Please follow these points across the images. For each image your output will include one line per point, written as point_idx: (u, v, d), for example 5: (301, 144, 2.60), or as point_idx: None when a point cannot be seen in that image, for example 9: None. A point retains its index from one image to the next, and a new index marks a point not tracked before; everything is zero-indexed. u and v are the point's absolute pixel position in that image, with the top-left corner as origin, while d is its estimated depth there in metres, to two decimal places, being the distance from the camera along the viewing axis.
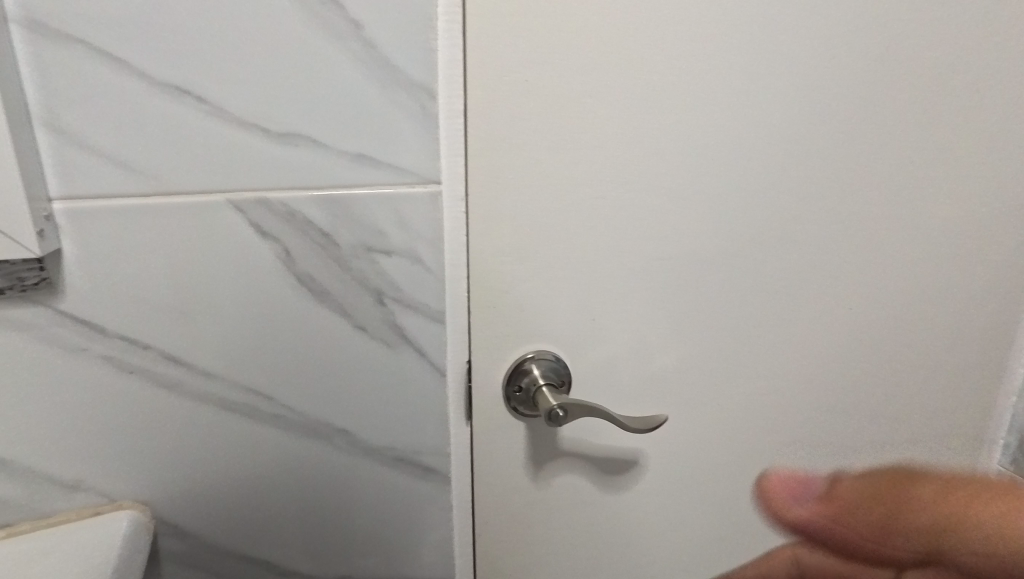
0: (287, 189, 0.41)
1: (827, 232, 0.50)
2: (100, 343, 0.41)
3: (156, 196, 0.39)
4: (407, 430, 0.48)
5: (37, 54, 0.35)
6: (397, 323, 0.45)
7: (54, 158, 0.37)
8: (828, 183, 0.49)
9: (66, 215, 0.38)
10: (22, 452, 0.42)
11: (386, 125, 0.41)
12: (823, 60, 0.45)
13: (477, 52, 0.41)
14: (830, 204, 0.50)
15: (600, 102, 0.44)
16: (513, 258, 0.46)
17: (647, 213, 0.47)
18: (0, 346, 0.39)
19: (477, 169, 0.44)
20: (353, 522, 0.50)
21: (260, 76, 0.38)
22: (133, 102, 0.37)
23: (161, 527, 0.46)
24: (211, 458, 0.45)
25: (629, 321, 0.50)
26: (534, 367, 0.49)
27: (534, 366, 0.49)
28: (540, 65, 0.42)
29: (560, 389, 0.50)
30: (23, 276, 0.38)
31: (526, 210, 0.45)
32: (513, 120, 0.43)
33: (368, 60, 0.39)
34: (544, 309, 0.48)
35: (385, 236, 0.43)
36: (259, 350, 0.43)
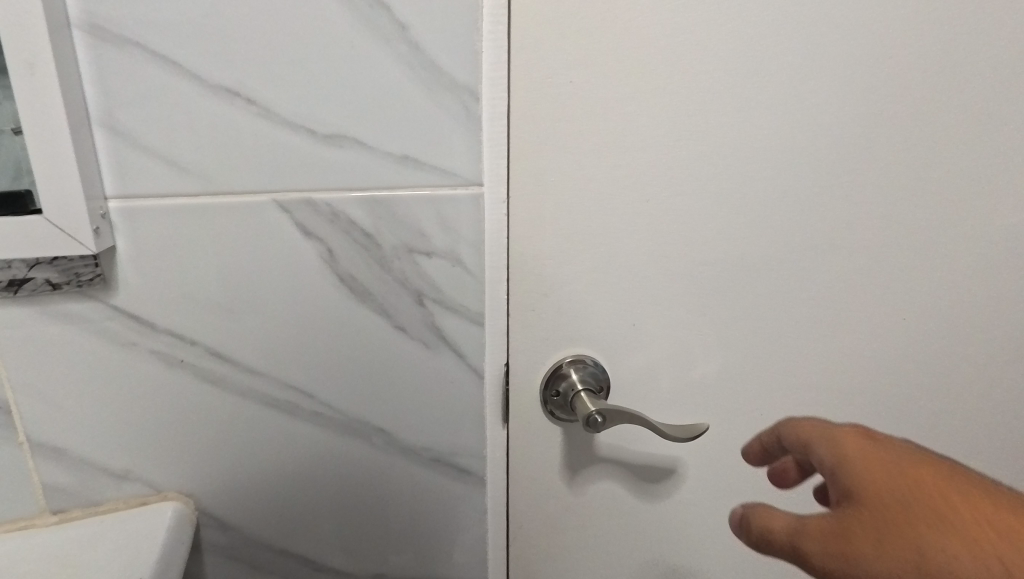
0: (331, 189, 0.41)
1: (881, 240, 0.49)
2: (151, 338, 0.42)
3: (206, 195, 0.40)
4: (444, 430, 0.48)
5: (97, 58, 0.36)
6: (437, 324, 0.45)
7: (111, 160, 0.38)
8: (882, 189, 0.47)
9: (122, 213, 0.39)
10: (75, 442, 0.43)
11: (430, 127, 0.41)
12: (880, 61, 0.43)
13: (522, 54, 0.41)
14: (884, 210, 0.48)
15: (645, 104, 0.43)
16: (553, 262, 0.46)
17: (691, 217, 0.46)
18: (58, 339, 0.41)
19: (519, 171, 0.43)
20: (390, 520, 0.50)
21: (308, 78, 0.39)
22: (186, 103, 0.38)
23: (203, 519, 0.47)
24: (253, 453, 0.46)
25: (670, 327, 0.49)
26: (572, 372, 0.48)
27: (572, 370, 0.48)
28: (585, 67, 0.42)
29: (598, 395, 0.49)
30: (79, 272, 0.39)
31: (568, 213, 0.45)
32: (557, 122, 0.43)
33: (413, 62, 0.40)
34: (583, 312, 0.48)
35: (426, 237, 0.43)
36: (302, 348, 0.44)
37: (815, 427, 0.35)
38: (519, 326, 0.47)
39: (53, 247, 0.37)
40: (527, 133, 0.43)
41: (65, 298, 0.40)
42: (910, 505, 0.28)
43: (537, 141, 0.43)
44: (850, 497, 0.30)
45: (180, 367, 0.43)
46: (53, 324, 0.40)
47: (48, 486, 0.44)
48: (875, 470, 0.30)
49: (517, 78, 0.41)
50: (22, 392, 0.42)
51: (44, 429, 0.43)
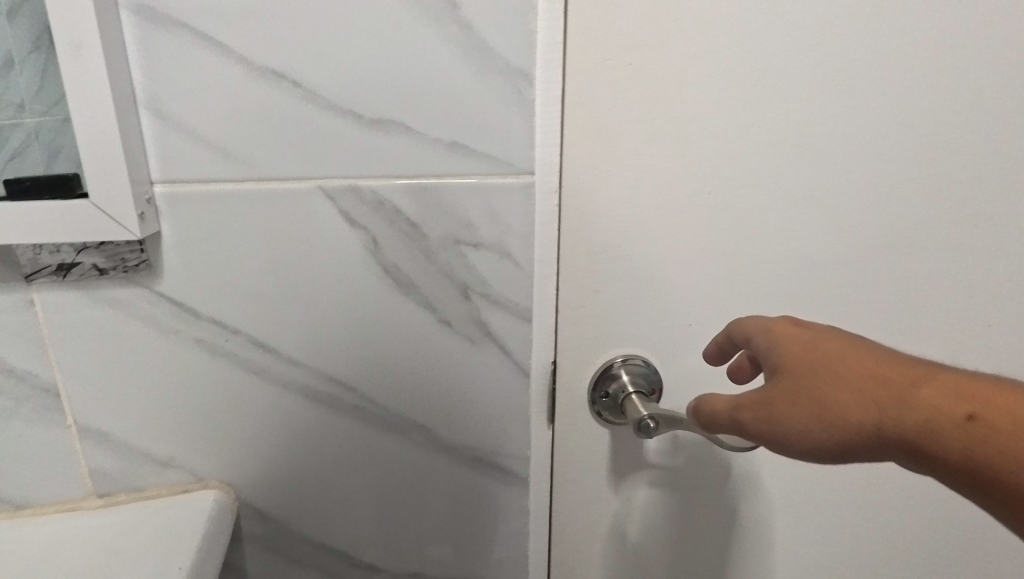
0: (377, 177, 0.39)
1: (955, 241, 0.45)
2: (193, 325, 0.41)
3: (250, 181, 0.39)
4: (487, 429, 0.46)
5: (144, 38, 0.36)
6: (483, 319, 0.43)
7: (156, 143, 0.37)
8: (957, 186, 0.44)
9: (166, 198, 0.38)
10: (120, 427, 0.43)
11: (480, 112, 0.39)
12: (954, 50, 0.41)
13: (578, 35, 0.39)
14: (959, 209, 0.44)
15: (709, 89, 0.40)
16: (606, 257, 0.43)
17: (755, 211, 0.43)
18: (103, 324, 0.41)
19: (573, 160, 0.41)
20: (429, 518, 0.48)
21: (356, 60, 0.37)
22: (231, 86, 0.37)
23: (242, 509, 0.46)
24: (292, 445, 0.45)
25: None
26: (623, 372, 0.46)
27: (623, 370, 0.46)
28: (645, 50, 0.39)
29: (649, 398, 0.46)
30: (125, 257, 0.39)
31: (623, 205, 0.42)
32: (614, 108, 0.40)
33: (465, 43, 0.38)
34: (637, 311, 0.45)
35: (474, 228, 0.41)
36: (343, 340, 0.43)
37: (758, 322, 0.37)
38: (568, 323, 0.45)
39: (99, 232, 0.36)
40: (581, 120, 0.40)
41: (111, 283, 0.40)
42: (833, 375, 0.32)
43: (593, 128, 0.41)
44: (786, 373, 0.33)
45: (222, 356, 0.42)
46: (99, 309, 0.40)
47: (93, 469, 0.44)
48: (813, 350, 0.33)
49: (573, 60, 0.39)
50: (70, 376, 0.42)
51: (90, 413, 0.43)
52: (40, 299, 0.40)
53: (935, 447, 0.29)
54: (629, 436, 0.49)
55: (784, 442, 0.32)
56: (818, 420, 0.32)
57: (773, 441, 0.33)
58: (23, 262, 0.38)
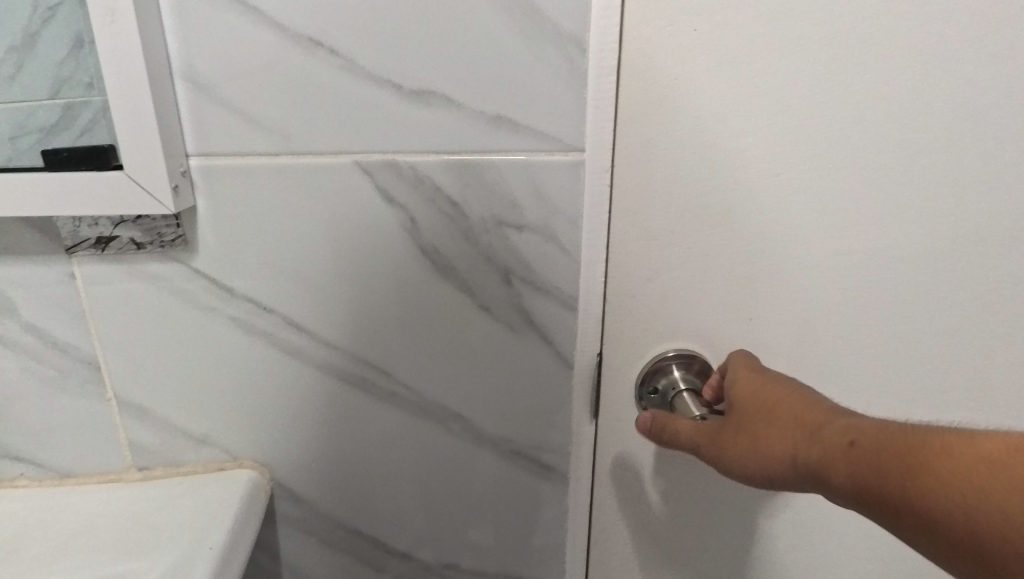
0: (417, 152, 0.37)
1: None
2: (229, 303, 0.40)
3: (286, 155, 0.37)
4: (527, 421, 0.44)
5: (178, 3, 0.34)
6: (525, 306, 0.41)
7: (192, 115, 0.36)
8: None
9: (202, 171, 0.37)
10: (158, 403, 0.43)
11: (527, 82, 0.36)
12: None
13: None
14: None
15: (784, 57, 0.36)
16: (661, 243, 0.40)
17: (830, 197, 0.38)
18: (142, 299, 0.40)
19: (627, 136, 0.38)
20: (464, 510, 0.47)
21: (395, 26, 0.35)
22: (267, 54, 0.35)
23: (277, 490, 0.46)
24: (327, 428, 0.44)
25: (796, 326, 0.42)
26: (674, 368, 0.42)
27: (674, 366, 0.42)
28: (714, 12, 0.35)
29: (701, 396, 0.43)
30: (161, 232, 0.38)
31: (682, 187, 0.39)
32: (675, 78, 0.36)
33: (513, 6, 0.35)
34: (692, 303, 0.41)
35: (518, 209, 0.38)
36: (379, 324, 0.41)
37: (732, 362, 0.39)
38: (617, 313, 0.42)
39: (134, 206, 0.35)
40: (638, 91, 0.37)
41: (149, 258, 0.39)
42: (763, 411, 0.34)
43: (651, 100, 0.37)
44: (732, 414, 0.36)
45: (258, 335, 0.41)
46: (137, 284, 0.40)
47: (133, 443, 0.44)
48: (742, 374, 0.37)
49: (631, 23, 0.35)
50: (110, 350, 0.42)
51: (129, 388, 0.43)
52: (81, 273, 0.39)
53: (832, 478, 0.29)
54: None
55: (733, 472, 0.35)
56: (752, 452, 0.33)
57: (726, 475, 0.35)
58: (64, 235, 0.38)
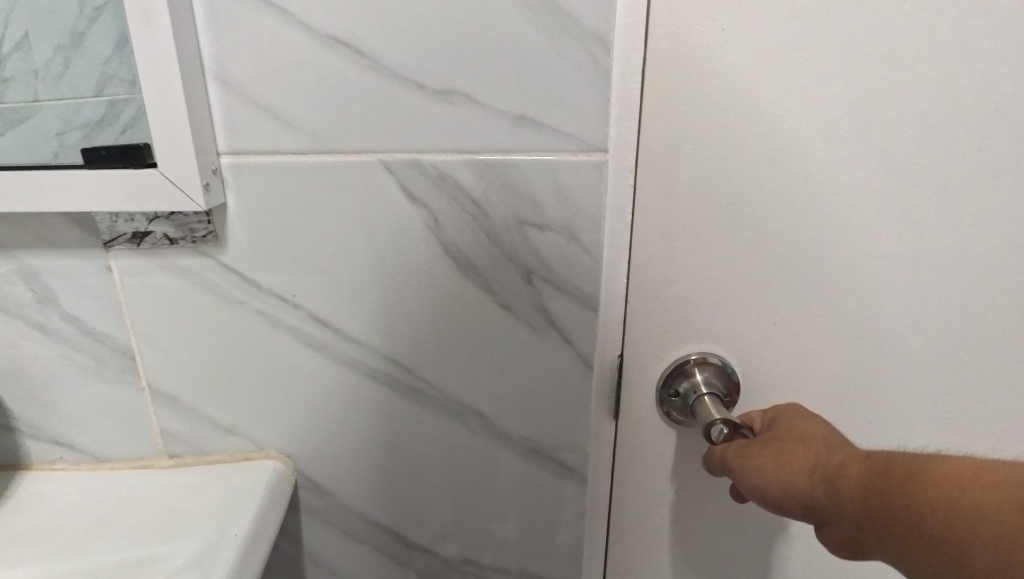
0: (440, 151, 0.38)
1: None
2: (256, 298, 0.41)
3: (313, 154, 0.38)
4: (546, 420, 0.44)
5: (211, 5, 0.35)
6: (546, 306, 0.41)
7: (223, 114, 0.37)
8: None
9: (232, 169, 0.38)
10: (188, 393, 0.44)
11: (552, 82, 0.36)
12: None
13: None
14: None
15: (816, 55, 0.35)
16: (684, 243, 0.40)
17: (861, 199, 0.37)
18: (174, 292, 0.41)
19: (651, 135, 0.37)
20: (483, 506, 0.47)
21: (420, 27, 0.35)
22: (295, 55, 0.36)
23: (301, 482, 0.47)
24: (350, 422, 0.45)
25: (823, 331, 0.41)
26: (696, 372, 0.42)
27: (697, 370, 0.42)
28: (744, 6, 0.34)
29: (724, 401, 0.42)
30: (193, 228, 0.39)
31: (706, 188, 0.38)
32: (701, 78, 0.36)
33: (538, 5, 0.35)
34: (716, 305, 0.41)
35: (540, 209, 0.39)
36: (402, 320, 0.42)
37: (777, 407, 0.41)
38: (638, 315, 0.42)
39: (166, 202, 0.37)
40: (663, 90, 0.36)
41: (181, 252, 0.40)
42: (797, 434, 0.36)
43: (676, 98, 0.36)
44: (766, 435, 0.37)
45: (284, 330, 0.42)
46: (170, 278, 0.41)
47: (164, 431, 0.46)
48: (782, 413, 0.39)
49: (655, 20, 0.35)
50: (144, 340, 0.43)
51: (161, 378, 0.44)
52: (117, 266, 0.41)
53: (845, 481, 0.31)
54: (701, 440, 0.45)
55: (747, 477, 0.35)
56: (774, 461, 0.35)
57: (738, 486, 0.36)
58: (102, 229, 0.40)
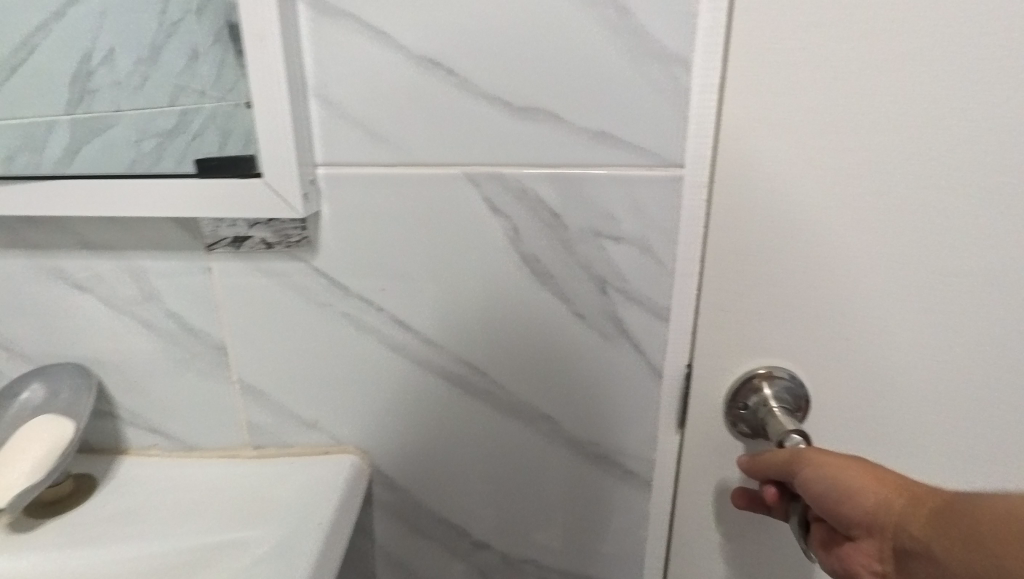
0: (522, 165, 0.39)
1: None
2: (343, 301, 0.44)
3: (402, 167, 0.40)
4: (613, 427, 0.45)
5: (316, 28, 0.38)
6: (618, 315, 0.42)
7: (321, 128, 0.40)
8: None
9: (327, 180, 0.41)
10: (274, 388, 0.47)
11: (633, 100, 0.37)
12: None
13: (746, 15, 0.36)
14: None
15: (895, 75, 0.36)
16: (757, 258, 0.40)
17: (931, 218, 0.38)
18: (267, 293, 0.44)
19: (727, 152, 0.38)
20: (547, 508, 0.49)
21: (508, 48, 0.37)
22: (390, 74, 0.38)
23: (374, 476, 0.49)
24: (424, 421, 0.47)
25: (890, 348, 0.41)
26: (765, 386, 0.42)
27: (765, 385, 0.42)
28: (825, 29, 0.35)
29: (794, 415, 0.43)
30: (289, 234, 0.42)
31: (781, 205, 0.39)
32: (777, 97, 0.37)
33: (621, 27, 0.36)
34: (784, 320, 0.41)
35: (616, 221, 0.40)
36: (477, 326, 0.44)
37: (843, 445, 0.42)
38: (708, 327, 0.42)
39: (269, 210, 0.39)
40: (742, 109, 0.37)
41: (276, 257, 0.43)
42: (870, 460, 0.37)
43: (755, 117, 0.37)
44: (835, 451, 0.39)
45: (366, 331, 0.45)
46: (264, 280, 0.44)
47: (250, 424, 0.49)
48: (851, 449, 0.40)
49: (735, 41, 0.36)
50: (236, 338, 0.46)
51: (250, 374, 0.47)
52: (217, 268, 0.44)
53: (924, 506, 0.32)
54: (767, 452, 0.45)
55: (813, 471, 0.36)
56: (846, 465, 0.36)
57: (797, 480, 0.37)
58: (206, 233, 0.43)
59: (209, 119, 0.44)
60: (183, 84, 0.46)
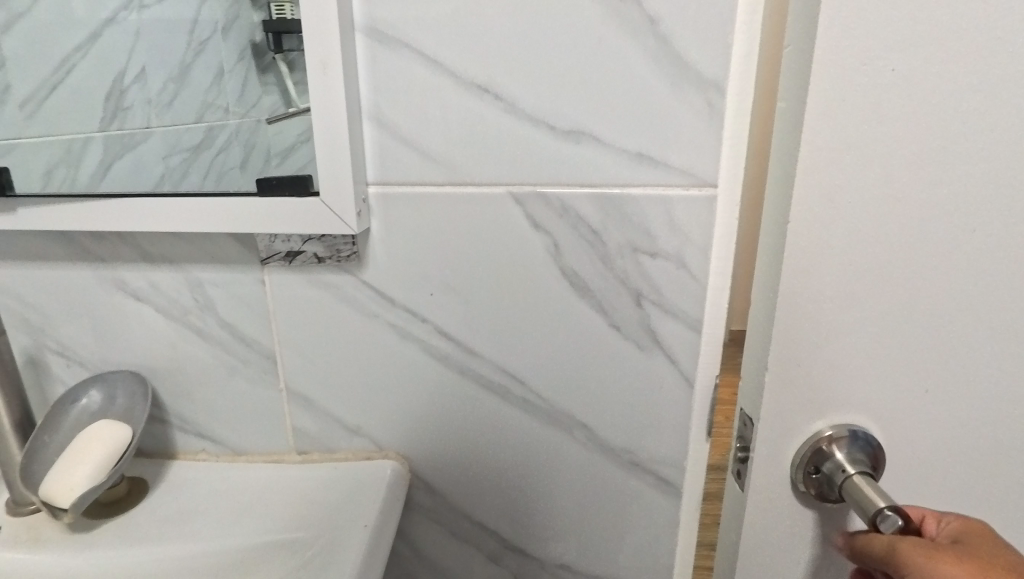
0: (565, 185, 0.42)
1: None
2: (389, 312, 0.46)
3: (450, 186, 0.42)
4: (646, 435, 0.47)
5: (373, 56, 0.40)
6: (653, 327, 0.44)
7: (375, 149, 0.42)
8: None
9: (378, 198, 0.43)
10: (321, 395, 0.49)
11: (670, 123, 0.40)
12: None
13: (830, 33, 0.30)
14: None
15: (1002, 96, 0.30)
16: (839, 307, 0.34)
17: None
18: (317, 305, 0.47)
19: (806, 190, 0.32)
20: (581, 513, 0.50)
21: (552, 75, 0.40)
22: (441, 98, 0.41)
23: (414, 481, 0.51)
24: (463, 428, 0.49)
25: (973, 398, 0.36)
26: (835, 450, 0.37)
27: (836, 448, 0.36)
28: (925, 43, 0.30)
29: (873, 476, 0.37)
30: (340, 248, 0.45)
31: (870, 245, 0.33)
32: (868, 124, 0.31)
33: (661, 56, 0.39)
34: (858, 375, 0.36)
35: (653, 237, 0.42)
36: (518, 336, 0.46)
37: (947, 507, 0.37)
38: (777, 386, 0.36)
39: (324, 226, 0.42)
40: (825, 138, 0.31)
41: (327, 270, 0.46)
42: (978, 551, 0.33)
43: (840, 145, 0.31)
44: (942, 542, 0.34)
45: (411, 341, 0.47)
46: (315, 292, 0.46)
47: (296, 429, 0.51)
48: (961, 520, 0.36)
49: (818, 60, 0.30)
50: (286, 347, 0.48)
51: (298, 381, 0.49)
52: (270, 280, 0.46)
53: None
54: (842, 519, 0.39)
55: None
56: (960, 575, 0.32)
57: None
58: (261, 247, 0.45)
59: (232, 136, 0.51)
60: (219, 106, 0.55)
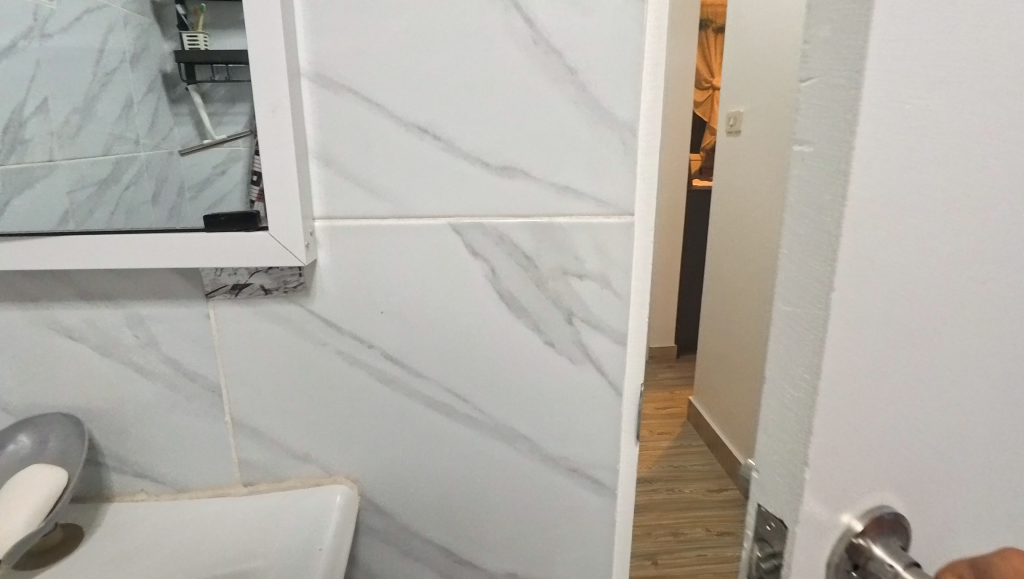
0: (500, 216, 0.46)
1: None
2: (337, 339, 0.48)
3: (394, 219, 0.46)
4: (581, 442, 0.51)
5: (319, 100, 0.43)
6: (584, 342, 0.49)
7: (321, 185, 0.45)
8: None
9: (325, 231, 0.46)
10: (268, 424, 0.50)
11: (590, 160, 0.45)
12: None
13: (882, 61, 0.25)
14: None
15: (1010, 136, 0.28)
16: (876, 378, 0.29)
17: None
18: (265, 335, 0.48)
19: (857, 243, 0.27)
20: (526, 521, 0.53)
21: (486, 117, 0.44)
22: (384, 139, 0.44)
23: (364, 504, 0.52)
24: (411, 448, 0.51)
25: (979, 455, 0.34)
26: (872, 544, 0.31)
27: (874, 543, 0.31)
28: (958, 75, 0.26)
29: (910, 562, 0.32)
30: (287, 279, 0.46)
31: (907, 304, 0.29)
32: (913, 168, 0.27)
33: (581, 102, 0.44)
34: (886, 450, 0.31)
35: (581, 260, 0.47)
36: (461, 356, 0.49)
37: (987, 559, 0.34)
38: (816, 480, 0.30)
39: (273, 259, 0.44)
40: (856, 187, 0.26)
41: (274, 301, 0.47)
42: None
43: (887, 192, 0.26)
44: None
45: (358, 367, 0.49)
46: (262, 323, 0.48)
47: (243, 460, 0.51)
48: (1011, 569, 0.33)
49: (864, 92, 0.25)
50: (231, 379, 0.49)
51: (245, 412, 0.50)
52: (216, 314, 0.47)
53: None
54: None
55: None
56: None
57: None
58: (206, 282, 0.46)
59: (141, 171, 0.56)
60: (122, 137, 0.60)
